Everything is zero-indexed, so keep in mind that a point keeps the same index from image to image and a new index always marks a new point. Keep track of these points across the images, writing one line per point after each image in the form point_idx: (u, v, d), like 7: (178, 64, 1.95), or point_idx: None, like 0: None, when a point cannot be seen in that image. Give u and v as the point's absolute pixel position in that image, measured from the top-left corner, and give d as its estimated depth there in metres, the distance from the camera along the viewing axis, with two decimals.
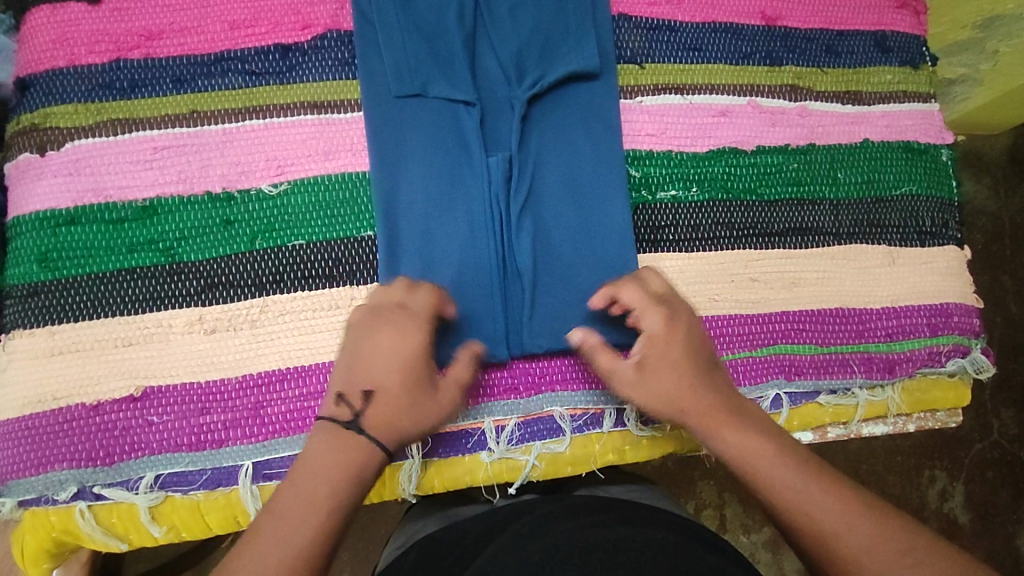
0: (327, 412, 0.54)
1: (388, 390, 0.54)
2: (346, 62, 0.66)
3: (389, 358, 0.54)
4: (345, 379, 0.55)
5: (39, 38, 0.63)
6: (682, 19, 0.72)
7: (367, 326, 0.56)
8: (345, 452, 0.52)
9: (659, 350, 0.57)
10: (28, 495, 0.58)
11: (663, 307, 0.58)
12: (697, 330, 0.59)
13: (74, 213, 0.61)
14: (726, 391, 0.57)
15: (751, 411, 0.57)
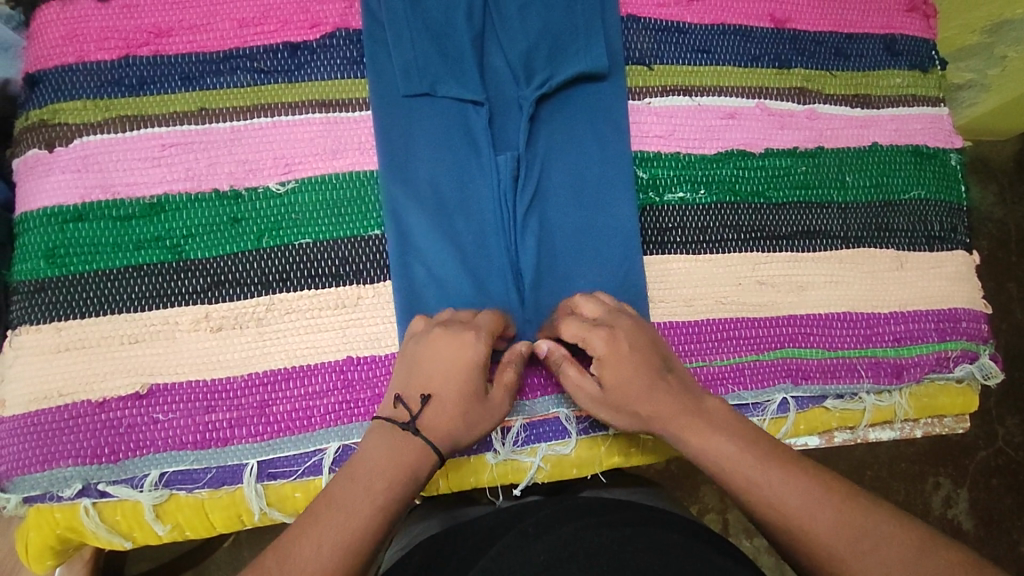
0: (386, 413, 0.55)
1: (444, 394, 0.54)
2: (354, 61, 0.66)
3: (451, 365, 0.55)
4: (406, 385, 0.56)
5: (49, 34, 0.63)
6: (691, 21, 0.72)
7: (430, 337, 0.57)
8: (396, 450, 0.52)
9: (610, 374, 0.56)
10: (33, 491, 0.58)
11: (602, 327, 0.58)
12: (646, 343, 0.58)
13: (82, 209, 0.61)
14: (684, 395, 0.56)
15: (712, 409, 0.56)
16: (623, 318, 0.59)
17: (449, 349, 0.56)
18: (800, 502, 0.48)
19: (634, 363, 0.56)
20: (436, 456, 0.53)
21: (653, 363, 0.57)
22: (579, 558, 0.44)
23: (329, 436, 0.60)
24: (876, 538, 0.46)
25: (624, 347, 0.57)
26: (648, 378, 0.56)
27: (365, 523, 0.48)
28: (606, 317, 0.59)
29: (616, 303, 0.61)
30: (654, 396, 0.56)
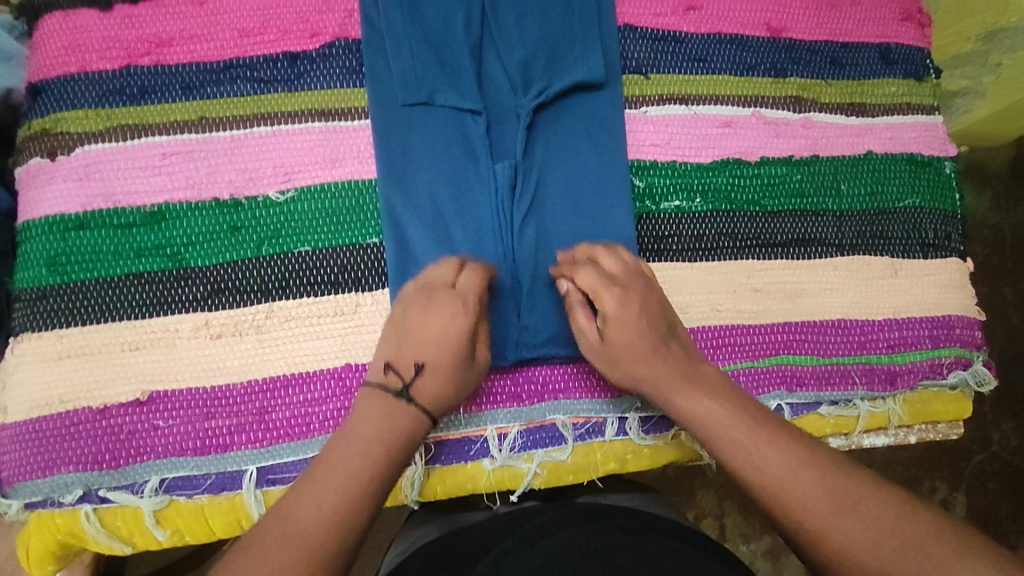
0: (375, 380, 0.57)
1: (435, 362, 0.57)
2: (353, 70, 0.67)
3: (440, 332, 0.57)
4: (397, 349, 0.58)
5: (51, 44, 0.64)
6: (687, 30, 0.73)
7: (417, 306, 0.58)
8: (392, 429, 0.54)
9: (618, 330, 0.59)
10: (34, 497, 0.58)
11: (615, 284, 0.59)
12: (655, 304, 0.60)
13: (83, 217, 0.62)
14: (684, 360, 0.59)
15: (705, 373, 0.59)
16: (638, 282, 0.60)
17: (437, 318, 0.57)
18: (782, 467, 0.51)
19: (641, 324, 0.59)
20: (427, 424, 0.56)
21: (658, 326, 0.60)
22: (576, 562, 0.45)
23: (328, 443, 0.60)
24: (854, 505, 0.49)
25: (634, 307, 0.59)
26: (652, 338, 0.59)
27: (360, 529, 0.49)
28: (623, 275, 0.60)
29: (634, 261, 0.62)
30: (657, 353, 0.59)
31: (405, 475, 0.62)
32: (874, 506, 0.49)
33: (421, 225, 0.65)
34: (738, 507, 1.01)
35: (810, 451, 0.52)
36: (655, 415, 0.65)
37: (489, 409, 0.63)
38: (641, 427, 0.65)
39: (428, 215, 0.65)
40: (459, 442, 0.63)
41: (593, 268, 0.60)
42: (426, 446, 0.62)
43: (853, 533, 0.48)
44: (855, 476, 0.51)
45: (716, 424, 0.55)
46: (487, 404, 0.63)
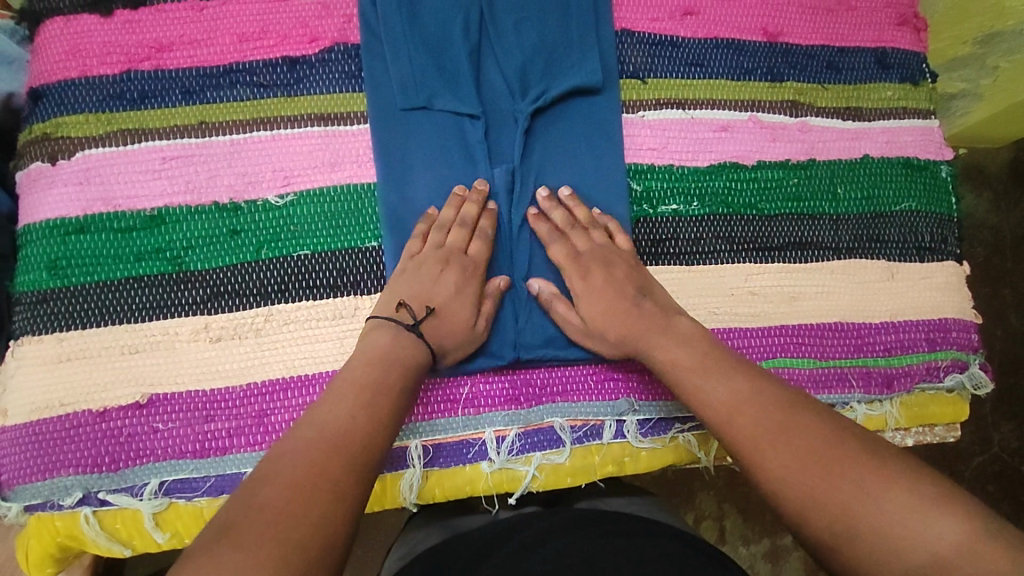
0: (385, 315, 0.59)
1: (445, 311, 0.60)
2: (352, 75, 0.67)
3: (453, 288, 0.62)
4: (409, 293, 0.61)
5: (52, 50, 0.64)
6: (684, 35, 0.73)
7: (434, 262, 0.62)
8: (394, 359, 0.55)
9: (586, 302, 0.63)
10: (34, 500, 0.59)
11: (579, 265, 0.64)
12: (627, 274, 0.63)
13: (83, 221, 0.62)
14: (657, 316, 0.61)
15: (680, 326, 0.59)
16: (599, 264, 0.63)
17: (451, 277, 0.62)
18: (729, 405, 0.53)
19: (607, 295, 0.62)
20: (428, 358, 0.57)
21: (627, 291, 0.62)
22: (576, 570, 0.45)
23: None
24: (791, 433, 0.49)
25: (600, 282, 0.63)
26: (621, 301, 0.62)
27: None
28: (587, 254, 0.64)
29: (606, 240, 0.65)
30: (626, 314, 0.61)
31: (404, 477, 0.62)
32: (812, 434, 0.49)
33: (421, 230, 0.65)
34: (738, 510, 1.01)
35: (761, 386, 0.53)
36: (653, 419, 0.66)
37: (487, 411, 0.64)
38: (639, 430, 0.65)
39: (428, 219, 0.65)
40: (458, 445, 0.63)
41: (564, 246, 0.65)
42: (424, 449, 0.63)
43: (784, 459, 0.48)
44: (799, 409, 0.51)
45: (677, 370, 0.57)
46: (486, 406, 0.64)
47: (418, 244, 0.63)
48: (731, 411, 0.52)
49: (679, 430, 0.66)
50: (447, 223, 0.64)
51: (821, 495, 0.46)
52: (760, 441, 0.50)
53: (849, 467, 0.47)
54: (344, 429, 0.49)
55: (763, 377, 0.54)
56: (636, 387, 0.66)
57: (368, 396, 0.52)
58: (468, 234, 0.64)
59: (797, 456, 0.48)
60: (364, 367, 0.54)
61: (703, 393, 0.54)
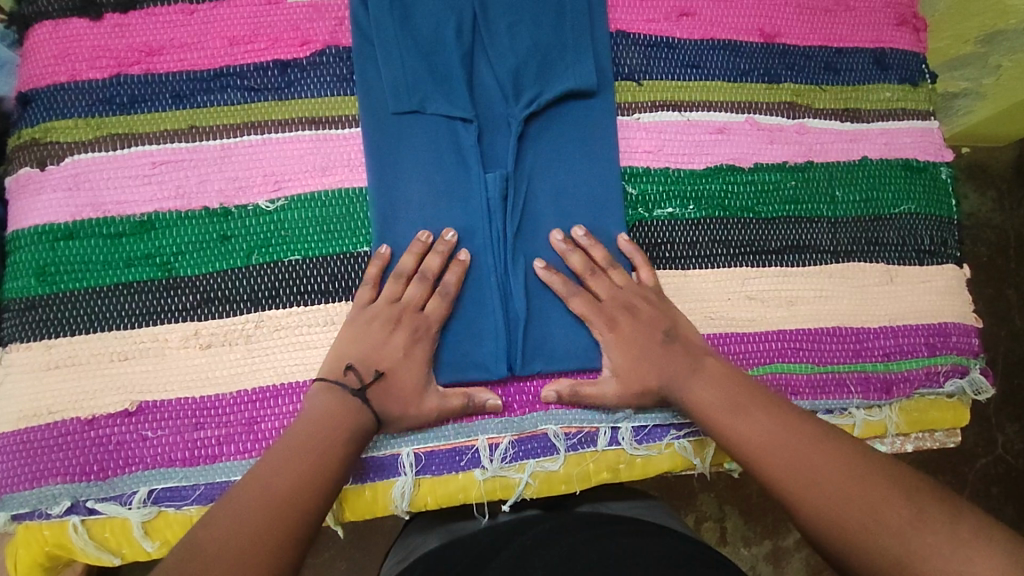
0: (333, 377, 0.58)
1: (395, 373, 0.59)
2: (344, 78, 0.66)
3: (405, 349, 0.60)
4: (358, 353, 0.59)
5: (41, 54, 0.64)
6: (681, 36, 0.72)
7: (386, 320, 0.60)
8: (342, 420, 0.55)
9: (613, 354, 0.62)
10: (22, 509, 0.58)
11: (603, 315, 0.63)
12: (652, 315, 0.63)
13: (72, 227, 0.62)
14: (685, 358, 0.61)
15: (711, 367, 0.61)
16: (622, 311, 0.63)
17: (402, 338, 0.60)
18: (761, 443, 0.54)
19: (637, 346, 0.62)
20: (374, 424, 0.57)
21: (653, 335, 0.62)
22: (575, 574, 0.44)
23: None
24: (824, 475, 0.51)
25: (626, 331, 0.62)
26: (650, 345, 0.62)
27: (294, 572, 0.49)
28: (609, 302, 0.63)
29: (628, 280, 0.64)
30: (655, 360, 0.61)
31: (396, 485, 0.62)
32: (841, 473, 0.50)
33: (382, 278, 0.62)
34: (738, 511, 1.00)
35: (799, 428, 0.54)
36: (648, 425, 0.65)
37: (480, 418, 0.63)
38: (634, 436, 0.65)
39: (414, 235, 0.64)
40: (450, 453, 0.63)
41: (586, 295, 0.64)
42: (417, 456, 0.62)
43: (824, 497, 0.50)
44: (832, 445, 0.53)
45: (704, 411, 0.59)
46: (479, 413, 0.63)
47: (370, 295, 0.61)
48: (765, 448, 0.54)
49: (674, 436, 0.65)
50: (404, 275, 0.62)
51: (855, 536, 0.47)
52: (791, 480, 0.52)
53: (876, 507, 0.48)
54: (286, 497, 0.50)
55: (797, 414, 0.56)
56: None
57: (312, 459, 0.52)
58: (427, 288, 0.62)
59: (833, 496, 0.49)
60: (308, 428, 0.54)
61: (735, 434, 0.56)
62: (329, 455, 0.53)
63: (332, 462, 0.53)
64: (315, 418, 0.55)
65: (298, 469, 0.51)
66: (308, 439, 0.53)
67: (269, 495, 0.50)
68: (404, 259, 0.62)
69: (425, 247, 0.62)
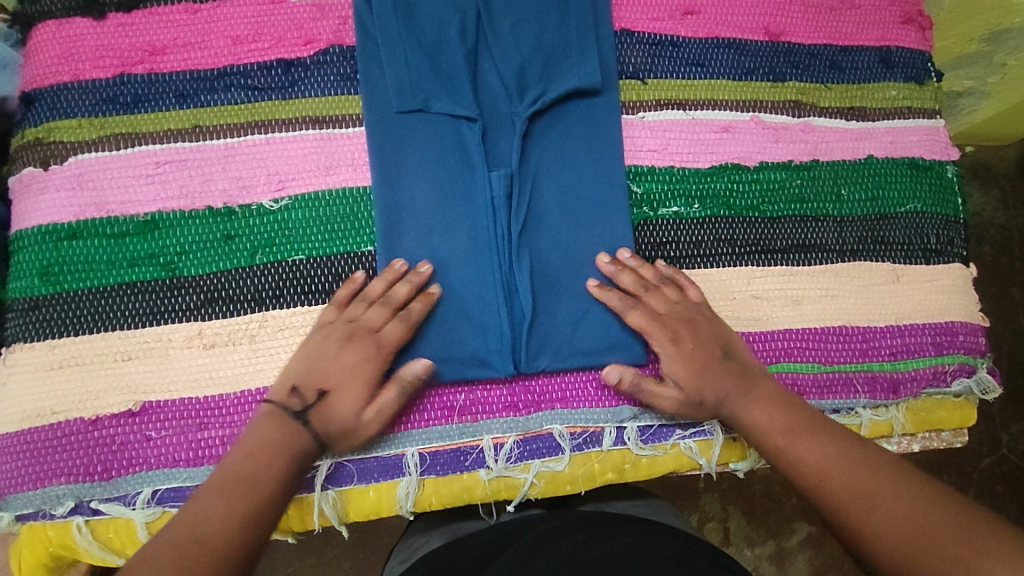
0: (277, 400, 0.57)
1: (340, 392, 0.57)
2: (348, 77, 0.66)
3: (354, 368, 0.58)
4: (307, 372, 0.58)
5: (44, 53, 0.64)
6: (685, 35, 0.72)
7: (337, 339, 0.59)
8: (279, 451, 0.54)
9: (674, 371, 0.61)
10: (25, 509, 0.58)
11: (664, 329, 0.62)
12: (712, 331, 0.62)
13: (76, 227, 0.61)
14: (741, 376, 0.61)
15: (765, 388, 0.61)
16: (685, 326, 0.62)
17: (351, 356, 0.58)
18: (816, 467, 0.54)
19: (698, 361, 0.61)
20: (315, 447, 0.56)
21: (714, 351, 0.62)
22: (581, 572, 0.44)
23: None
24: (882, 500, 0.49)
25: (688, 346, 0.62)
26: (709, 360, 0.61)
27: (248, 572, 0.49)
28: (671, 317, 0.62)
29: (685, 298, 0.64)
30: (714, 375, 0.61)
31: (401, 485, 0.61)
32: (900, 496, 0.49)
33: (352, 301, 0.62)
34: (742, 512, 1.00)
35: (853, 454, 0.54)
36: (653, 425, 0.65)
37: (485, 418, 0.63)
38: (640, 436, 0.64)
39: (416, 234, 0.64)
40: (455, 452, 0.62)
41: (645, 308, 0.63)
42: (422, 456, 0.62)
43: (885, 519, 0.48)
44: (888, 467, 0.52)
45: (761, 434, 0.59)
46: (484, 413, 0.63)
47: (334, 312, 0.60)
48: (821, 473, 0.53)
49: (680, 436, 0.65)
50: (369, 296, 0.60)
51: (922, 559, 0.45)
52: (852, 505, 0.50)
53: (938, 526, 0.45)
54: (210, 534, 0.48)
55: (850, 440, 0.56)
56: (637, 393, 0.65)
57: (244, 493, 0.51)
58: (386, 311, 0.60)
59: (897, 519, 0.48)
60: (243, 462, 0.53)
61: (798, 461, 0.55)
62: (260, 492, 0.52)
63: (266, 493, 0.52)
64: (249, 451, 0.54)
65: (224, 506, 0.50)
66: (242, 475, 0.52)
67: (193, 534, 0.48)
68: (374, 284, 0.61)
69: (397, 276, 0.61)
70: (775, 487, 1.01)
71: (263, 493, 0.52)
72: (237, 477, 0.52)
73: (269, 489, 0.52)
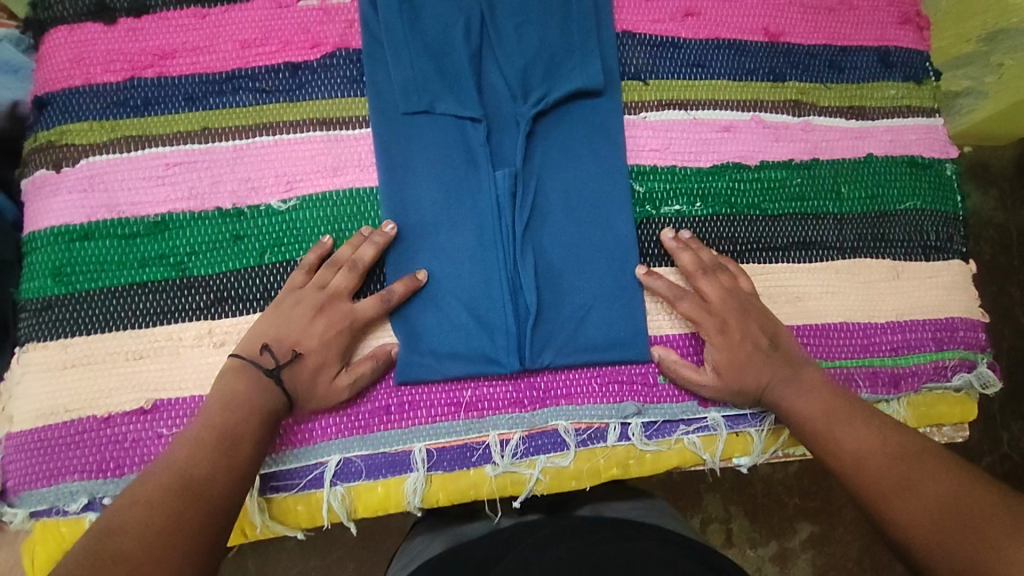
0: (247, 355, 0.58)
1: (313, 356, 0.59)
2: (354, 80, 0.67)
3: (325, 338, 0.59)
4: (276, 333, 0.59)
5: (56, 58, 0.65)
6: (686, 36, 0.73)
7: (310, 305, 0.59)
8: (259, 409, 0.54)
9: (724, 358, 0.63)
10: (40, 505, 0.59)
11: (715, 318, 0.63)
12: (761, 322, 0.64)
13: (87, 228, 0.62)
14: (785, 365, 0.63)
15: (809, 376, 0.62)
16: (734, 313, 0.63)
17: (324, 323, 0.59)
18: (852, 458, 0.55)
19: (743, 349, 0.63)
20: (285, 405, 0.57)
21: (761, 342, 0.63)
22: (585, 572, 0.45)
23: (330, 449, 0.62)
24: (917, 482, 0.50)
25: (737, 335, 0.63)
26: (756, 352, 0.63)
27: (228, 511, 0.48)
28: (721, 306, 0.63)
29: (734, 285, 0.65)
30: (758, 363, 0.62)
31: (408, 481, 0.62)
32: (935, 485, 0.49)
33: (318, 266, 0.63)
34: (745, 512, 1.00)
35: (893, 443, 0.55)
36: (657, 421, 0.66)
37: (490, 414, 0.64)
38: (644, 432, 0.65)
39: (421, 237, 0.65)
40: (460, 449, 0.63)
41: (694, 297, 0.64)
42: (429, 453, 0.63)
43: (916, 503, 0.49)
44: (929, 459, 0.52)
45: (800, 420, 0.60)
46: (490, 410, 0.64)
47: (304, 278, 0.61)
48: (856, 461, 0.55)
49: (683, 432, 0.66)
50: (341, 263, 0.62)
51: (950, 544, 0.45)
52: (885, 492, 0.51)
53: (969, 514, 0.46)
54: (195, 480, 0.48)
55: (890, 429, 0.56)
56: (641, 390, 0.66)
57: (224, 443, 0.51)
58: (356, 278, 0.61)
59: (928, 506, 0.48)
60: (221, 416, 0.53)
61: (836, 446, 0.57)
62: (238, 444, 0.52)
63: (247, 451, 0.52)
64: (229, 407, 0.53)
65: (201, 458, 0.49)
66: (223, 430, 0.52)
67: (180, 480, 0.47)
68: (341, 249, 0.62)
69: (362, 239, 0.63)
70: (777, 486, 1.01)
71: (243, 445, 0.52)
72: (218, 429, 0.52)
73: (250, 445, 0.52)
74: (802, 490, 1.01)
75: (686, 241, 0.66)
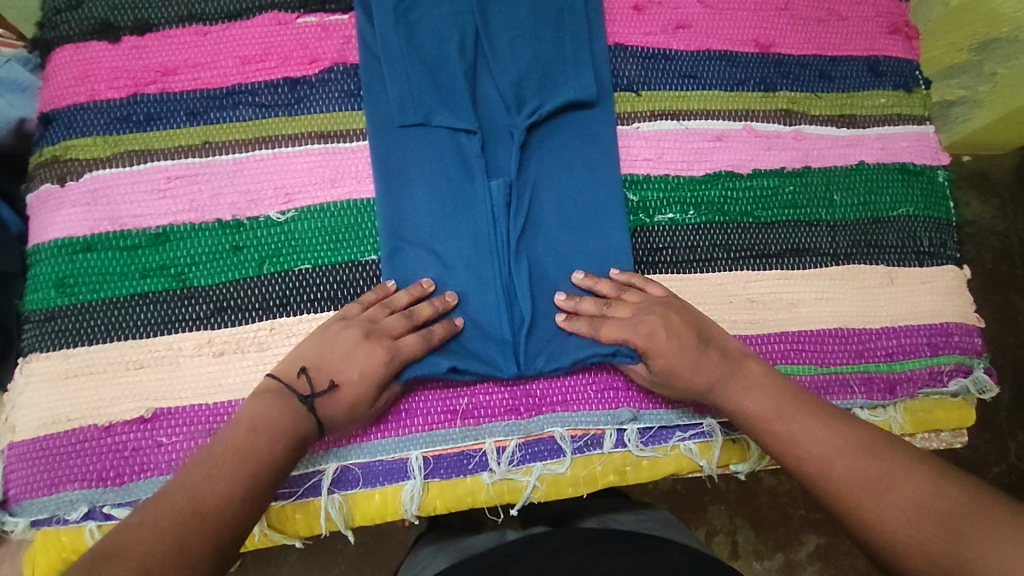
0: (285, 378, 0.58)
1: (349, 389, 0.57)
2: (351, 94, 0.69)
3: (363, 371, 0.57)
4: (316, 358, 0.58)
5: (62, 75, 0.66)
6: (677, 48, 0.74)
7: (355, 334, 0.58)
8: (275, 431, 0.53)
9: (659, 368, 0.61)
10: (40, 515, 0.60)
11: (639, 334, 0.61)
12: (681, 323, 0.62)
13: (90, 240, 0.64)
14: (721, 360, 0.61)
15: (748, 370, 0.61)
16: (655, 315, 0.61)
17: (365, 353, 0.58)
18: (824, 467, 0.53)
19: (674, 354, 0.60)
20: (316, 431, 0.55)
21: (688, 338, 0.61)
22: None
23: (328, 457, 0.62)
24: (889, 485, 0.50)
25: (663, 341, 0.60)
26: (686, 352, 0.61)
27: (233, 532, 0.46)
28: (642, 318, 0.61)
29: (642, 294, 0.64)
30: (693, 362, 0.61)
31: (405, 489, 0.63)
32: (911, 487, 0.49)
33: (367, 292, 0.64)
34: (749, 524, 1.00)
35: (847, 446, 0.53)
36: (653, 427, 0.66)
37: (487, 422, 0.64)
38: (640, 438, 0.66)
39: (415, 249, 0.66)
40: (457, 457, 0.64)
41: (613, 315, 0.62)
42: (426, 460, 0.63)
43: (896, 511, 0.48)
44: (889, 454, 0.52)
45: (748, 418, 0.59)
46: (486, 418, 0.64)
47: (358, 309, 0.61)
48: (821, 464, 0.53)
49: (679, 438, 0.66)
50: (394, 308, 0.62)
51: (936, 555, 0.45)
52: (859, 491, 0.50)
53: (958, 517, 0.46)
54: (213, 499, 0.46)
55: (839, 420, 0.56)
56: (635, 396, 0.66)
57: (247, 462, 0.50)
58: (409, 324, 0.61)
59: (905, 508, 0.48)
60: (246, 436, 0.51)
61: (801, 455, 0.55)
62: (233, 498, 0.47)
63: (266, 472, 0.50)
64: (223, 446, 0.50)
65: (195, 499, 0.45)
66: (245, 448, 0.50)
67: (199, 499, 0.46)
68: (399, 296, 0.62)
69: (424, 294, 0.63)
70: (781, 498, 1.01)
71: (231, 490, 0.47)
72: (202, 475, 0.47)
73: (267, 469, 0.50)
74: (807, 501, 1.01)
75: (583, 284, 0.65)
